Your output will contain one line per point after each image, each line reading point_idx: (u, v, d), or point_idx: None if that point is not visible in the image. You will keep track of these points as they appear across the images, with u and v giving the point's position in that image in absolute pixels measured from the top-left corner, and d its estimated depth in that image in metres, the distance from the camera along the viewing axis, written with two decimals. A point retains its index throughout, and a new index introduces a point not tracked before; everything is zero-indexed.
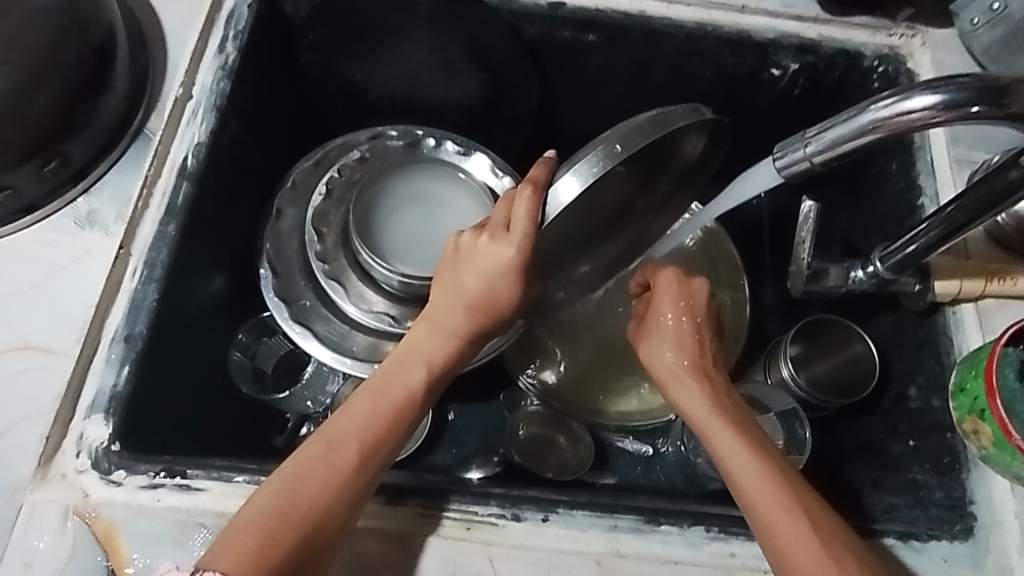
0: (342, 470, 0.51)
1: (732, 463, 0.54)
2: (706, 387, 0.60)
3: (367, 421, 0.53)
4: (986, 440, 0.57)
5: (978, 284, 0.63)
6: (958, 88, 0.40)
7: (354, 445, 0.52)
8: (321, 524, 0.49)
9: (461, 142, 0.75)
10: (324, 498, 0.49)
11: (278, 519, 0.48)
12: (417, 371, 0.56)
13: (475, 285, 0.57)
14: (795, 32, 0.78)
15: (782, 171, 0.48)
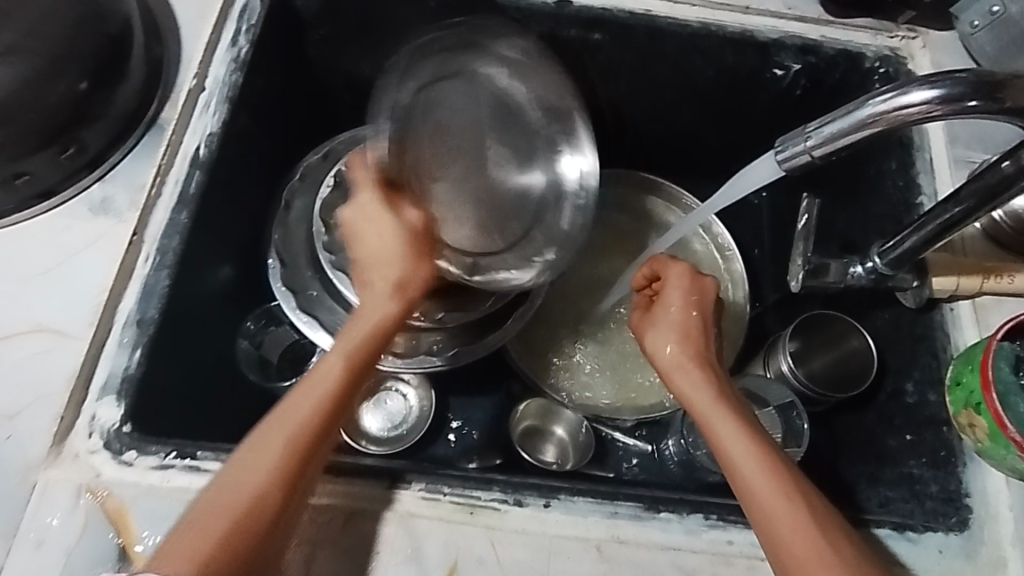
0: (269, 455, 0.49)
1: (731, 452, 0.55)
2: (707, 377, 0.62)
3: (296, 405, 0.52)
4: (981, 433, 0.58)
5: (976, 281, 0.64)
6: (954, 82, 0.42)
7: (280, 429, 0.51)
8: (258, 509, 0.47)
9: None
10: (261, 486, 0.48)
11: (217, 509, 0.47)
12: (337, 350, 0.56)
13: (371, 262, 0.60)
14: (797, 33, 0.79)
15: (783, 165, 0.49)
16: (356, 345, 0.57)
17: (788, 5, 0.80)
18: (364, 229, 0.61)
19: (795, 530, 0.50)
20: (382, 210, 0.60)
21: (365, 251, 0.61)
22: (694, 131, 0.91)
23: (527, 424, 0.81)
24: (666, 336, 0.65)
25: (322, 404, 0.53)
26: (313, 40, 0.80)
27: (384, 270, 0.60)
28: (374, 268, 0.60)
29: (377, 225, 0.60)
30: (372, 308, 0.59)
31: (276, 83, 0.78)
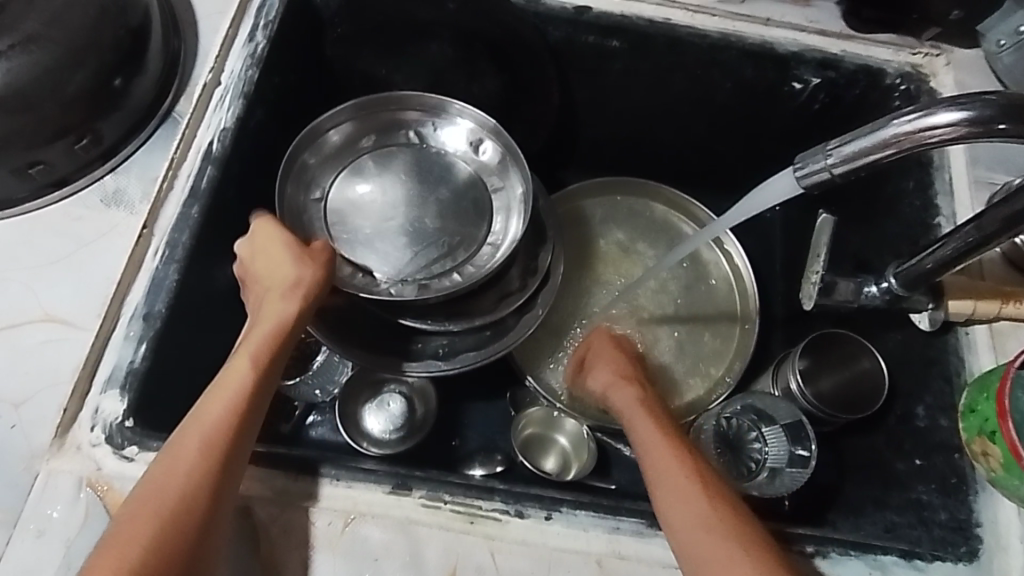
0: (185, 457, 0.49)
1: (662, 476, 0.57)
2: (647, 408, 0.68)
3: (207, 408, 0.52)
4: (995, 463, 0.57)
5: (993, 306, 0.63)
6: (983, 105, 0.40)
7: (194, 434, 0.51)
8: (186, 513, 0.47)
9: (471, 136, 0.77)
10: (177, 487, 0.48)
11: (146, 512, 0.47)
12: (242, 355, 0.56)
13: (270, 278, 0.61)
14: (818, 46, 0.78)
15: (801, 181, 0.49)
16: (259, 347, 0.56)
17: (809, 19, 0.79)
18: (255, 251, 0.63)
19: (712, 543, 0.51)
20: (267, 235, 0.63)
21: (257, 267, 0.63)
22: (707, 142, 0.91)
23: (529, 432, 0.81)
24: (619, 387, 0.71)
25: (238, 406, 0.53)
26: (331, 38, 0.80)
27: (278, 278, 0.61)
28: (266, 282, 0.61)
29: (265, 245, 0.63)
30: (269, 311, 0.59)
31: (293, 80, 0.78)
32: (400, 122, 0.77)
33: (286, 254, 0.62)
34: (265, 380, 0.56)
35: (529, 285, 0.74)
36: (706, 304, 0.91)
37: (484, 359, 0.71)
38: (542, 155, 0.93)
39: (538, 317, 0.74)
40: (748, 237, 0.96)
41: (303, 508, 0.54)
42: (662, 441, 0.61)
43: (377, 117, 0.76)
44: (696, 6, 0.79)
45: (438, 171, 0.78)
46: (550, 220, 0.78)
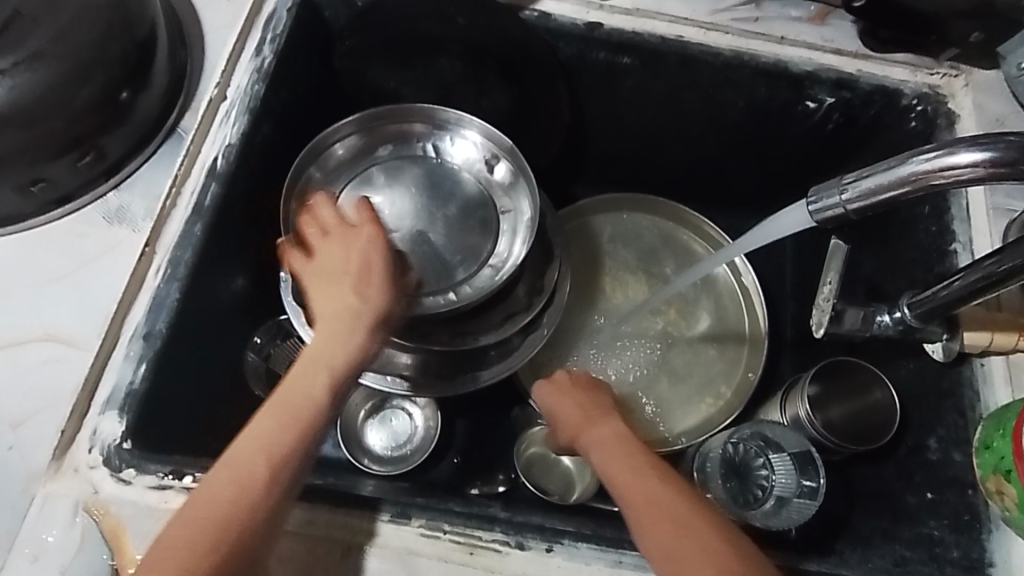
0: (251, 489, 0.49)
1: (644, 517, 0.53)
2: (610, 433, 0.62)
3: (274, 436, 0.51)
4: (1010, 502, 0.56)
5: (1011, 339, 0.61)
6: (1007, 145, 0.39)
7: (261, 460, 0.50)
8: (246, 547, 0.48)
9: (486, 152, 0.74)
10: (233, 518, 0.48)
11: (207, 544, 0.47)
12: (315, 379, 0.54)
13: (341, 287, 0.57)
14: (833, 65, 0.76)
15: (813, 216, 0.47)
16: (335, 376, 0.54)
17: (824, 38, 0.77)
18: (347, 257, 0.58)
19: None
20: (361, 247, 0.58)
21: (347, 277, 0.57)
22: (719, 159, 0.90)
23: (532, 452, 0.79)
24: (559, 399, 0.68)
25: (297, 432, 0.51)
26: (340, 51, 0.79)
27: (354, 290, 0.57)
28: (352, 298, 0.56)
29: (357, 257, 0.58)
30: (349, 337, 0.55)
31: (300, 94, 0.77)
32: (409, 135, 0.74)
33: (383, 281, 0.58)
34: (332, 409, 0.54)
35: (535, 304, 0.73)
36: (715, 326, 0.90)
37: (487, 379, 0.73)
38: (551, 170, 0.92)
39: (542, 336, 0.75)
40: (758, 257, 0.94)
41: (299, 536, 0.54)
42: (622, 460, 0.58)
43: (381, 133, 0.74)
44: (710, 23, 0.77)
45: (448, 188, 0.74)
46: (557, 242, 0.77)
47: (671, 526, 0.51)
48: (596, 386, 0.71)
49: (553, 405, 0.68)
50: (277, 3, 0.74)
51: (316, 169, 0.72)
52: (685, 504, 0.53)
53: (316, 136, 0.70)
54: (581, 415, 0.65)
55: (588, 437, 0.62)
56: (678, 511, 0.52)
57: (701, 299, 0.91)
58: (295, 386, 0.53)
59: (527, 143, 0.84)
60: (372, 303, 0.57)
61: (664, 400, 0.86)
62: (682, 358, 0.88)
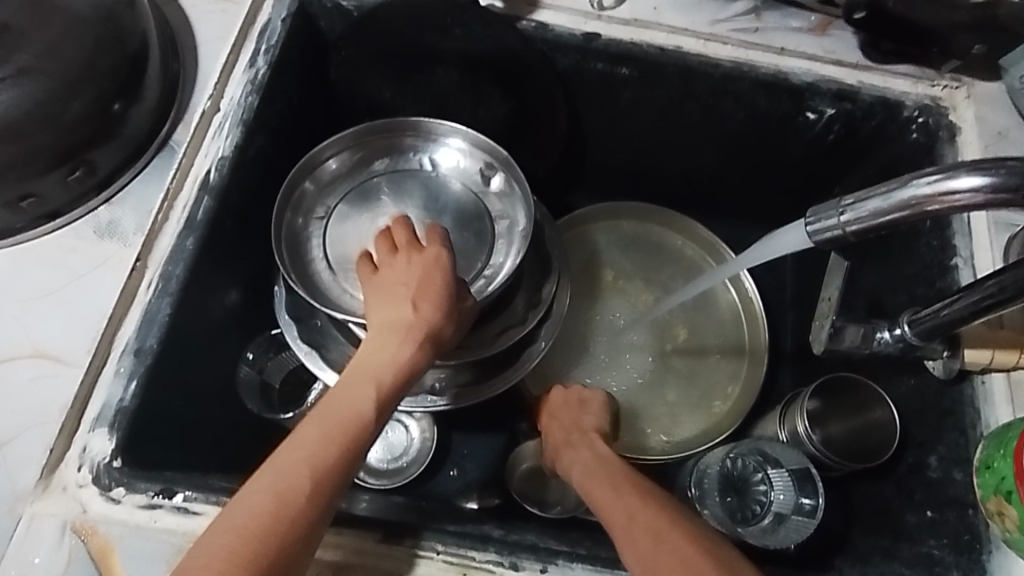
0: (295, 500, 0.45)
1: (613, 525, 0.54)
2: (590, 453, 0.66)
3: (321, 444, 0.47)
4: (1010, 524, 0.55)
5: (1012, 357, 0.61)
6: (1008, 172, 0.38)
7: (305, 470, 0.46)
8: (281, 570, 0.43)
9: (482, 163, 0.73)
10: (271, 529, 0.44)
11: (244, 557, 0.42)
12: (366, 389, 0.51)
13: (400, 303, 0.57)
14: (834, 77, 0.76)
15: (812, 237, 0.47)
16: (384, 389, 0.52)
17: (824, 49, 0.76)
18: (409, 270, 0.58)
19: None
20: (423, 260, 0.58)
21: (409, 287, 0.57)
22: (718, 170, 0.89)
23: (524, 468, 0.79)
24: (553, 419, 0.74)
25: (344, 443, 0.48)
26: (336, 61, 0.78)
27: (414, 305, 0.56)
28: (411, 309, 0.56)
29: (419, 271, 0.58)
30: (403, 348, 0.54)
31: (296, 105, 0.77)
32: (404, 147, 0.73)
33: (442, 294, 0.57)
34: (378, 424, 0.51)
35: (529, 318, 0.71)
36: (714, 339, 0.89)
37: (482, 395, 0.71)
38: (548, 181, 0.92)
39: (540, 350, 0.73)
40: (758, 268, 0.93)
41: None
42: (597, 477, 0.60)
43: (369, 151, 0.73)
44: (708, 33, 0.76)
45: (446, 201, 0.72)
46: (556, 255, 0.75)
47: (642, 534, 0.51)
48: (586, 402, 0.75)
49: (549, 428, 0.74)
50: (272, 14, 0.73)
51: (313, 186, 0.71)
52: (653, 513, 0.53)
53: (313, 153, 0.70)
54: (568, 436, 0.70)
55: (570, 461, 0.66)
56: (647, 521, 0.52)
57: (699, 311, 0.90)
58: (347, 397, 0.51)
59: (525, 154, 0.83)
60: (429, 316, 0.56)
61: (662, 412, 0.85)
62: (680, 371, 0.88)
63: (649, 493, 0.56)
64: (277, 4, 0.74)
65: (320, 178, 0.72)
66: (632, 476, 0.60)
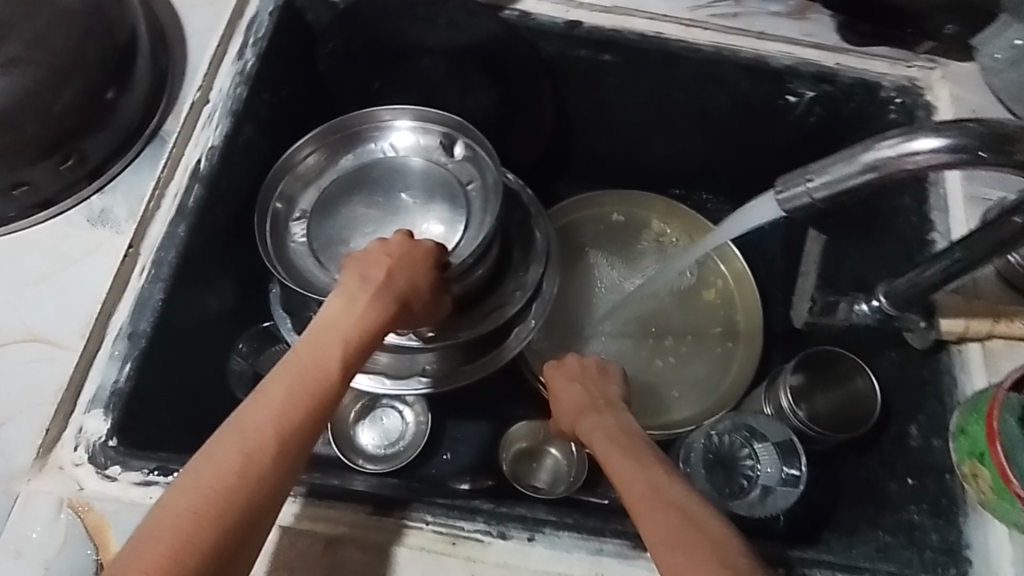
0: (261, 460, 0.44)
1: (637, 499, 0.52)
2: (608, 416, 0.64)
3: (287, 404, 0.46)
4: (985, 485, 0.56)
5: (986, 324, 0.62)
6: (962, 132, 0.39)
7: (272, 430, 0.45)
8: (246, 529, 0.42)
9: (443, 136, 0.73)
10: (234, 487, 0.42)
11: (208, 515, 0.41)
12: (332, 350, 0.50)
13: (376, 277, 0.55)
14: (813, 60, 0.77)
15: (782, 206, 0.47)
16: (349, 351, 0.51)
17: (804, 32, 0.78)
18: (390, 241, 0.58)
19: None
20: (408, 243, 0.59)
21: (387, 256, 0.57)
22: (704, 156, 0.91)
23: (519, 447, 0.82)
24: (564, 382, 0.70)
25: (309, 403, 0.47)
26: (323, 53, 0.80)
27: (390, 281, 0.56)
28: (385, 274, 0.56)
29: (399, 250, 0.58)
30: (372, 307, 0.54)
31: (285, 96, 0.78)
32: (383, 128, 0.74)
33: (418, 274, 0.58)
34: (345, 384, 0.50)
35: (518, 299, 0.72)
36: (708, 313, 0.91)
37: (473, 376, 0.72)
38: (535, 170, 0.93)
39: (530, 329, 0.74)
40: (745, 253, 0.95)
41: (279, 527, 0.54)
42: (617, 446, 0.59)
43: (336, 149, 0.74)
44: (689, 19, 0.78)
45: (417, 177, 0.72)
46: (544, 240, 0.76)
47: (668, 509, 0.49)
48: (602, 369, 0.71)
49: (558, 391, 0.71)
50: (260, 7, 0.75)
51: (300, 173, 0.73)
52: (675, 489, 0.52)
53: (297, 146, 0.72)
54: (585, 398, 0.68)
55: (584, 423, 0.65)
56: (673, 497, 0.51)
57: (692, 291, 0.92)
58: (313, 358, 0.49)
59: (513, 142, 0.86)
60: (400, 287, 0.56)
61: (665, 391, 0.87)
62: (678, 352, 0.89)
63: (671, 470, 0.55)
64: None
65: (310, 167, 0.74)
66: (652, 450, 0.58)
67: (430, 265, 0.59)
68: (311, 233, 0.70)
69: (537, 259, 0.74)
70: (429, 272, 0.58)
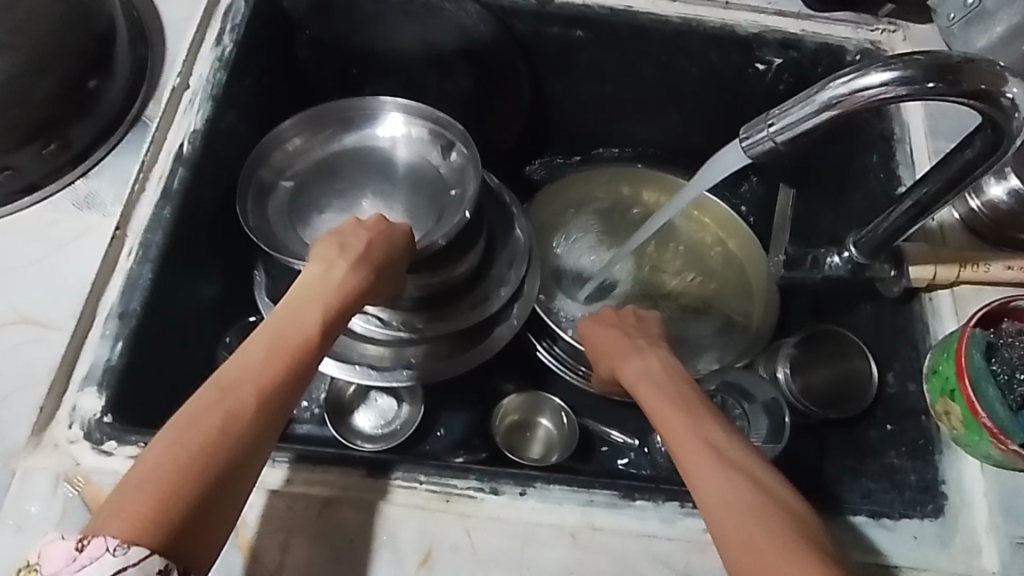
0: (242, 416, 0.44)
1: (690, 453, 0.52)
2: (650, 363, 0.63)
3: (267, 362, 0.47)
4: (956, 421, 0.58)
5: (953, 270, 0.64)
6: (909, 65, 0.43)
7: (252, 389, 0.46)
8: (227, 482, 0.43)
9: (440, 140, 0.76)
10: (215, 440, 0.43)
11: (192, 466, 0.42)
12: (312, 314, 0.52)
13: (352, 249, 0.58)
14: (778, 28, 0.79)
15: (747, 152, 0.50)
16: (328, 317, 0.52)
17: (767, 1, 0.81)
18: (367, 219, 0.61)
19: (762, 539, 0.45)
20: (384, 221, 0.61)
21: (365, 230, 0.60)
22: (680, 132, 0.91)
23: (511, 420, 0.80)
24: (603, 331, 0.70)
25: (292, 363, 0.48)
26: (301, 40, 0.81)
27: (367, 252, 0.58)
28: (363, 243, 0.59)
29: (375, 228, 0.60)
30: (351, 274, 0.56)
31: (265, 82, 0.79)
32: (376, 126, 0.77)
33: (393, 248, 0.60)
34: (325, 347, 0.52)
35: (502, 294, 0.74)
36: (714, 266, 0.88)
37: (460, 368, 0.72)
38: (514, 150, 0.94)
39: (512, 327, 0.75)
40: None
41: (274, 493, 0.55)
42: (659, 395, 0.59)
43: (322, 135, 0.77)
44: None
45: (402, 181, 0.75)
46: (524, 238, 0.77)
47: (723, 468, 0.50)
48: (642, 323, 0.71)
49: (598, 341, 0.70)
50: None
51: (301, 140, 0.76)
52: (740, 452, 0.51)
53: (301, 113, 0.75)
54: (623, 345, 0.67)
55: (625, 372, 0.65)
56: (734, 455, 0.51)
57: (691, 247, 0.89)
58: (293, 322, 0.51)
59: (491, 124, 0.87)
60: (376, 258, 0.58)
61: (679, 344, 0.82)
62: (687, 307, 0.85)
63: (731, 427, 0.54)
64: None
65: (314, 138, 0.76)
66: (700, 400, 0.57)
67: (404, 241, 0.61)
68: (305, 200, 0.74)
69: (523, 258, 0.76)
70: (401, 246, 0.61)
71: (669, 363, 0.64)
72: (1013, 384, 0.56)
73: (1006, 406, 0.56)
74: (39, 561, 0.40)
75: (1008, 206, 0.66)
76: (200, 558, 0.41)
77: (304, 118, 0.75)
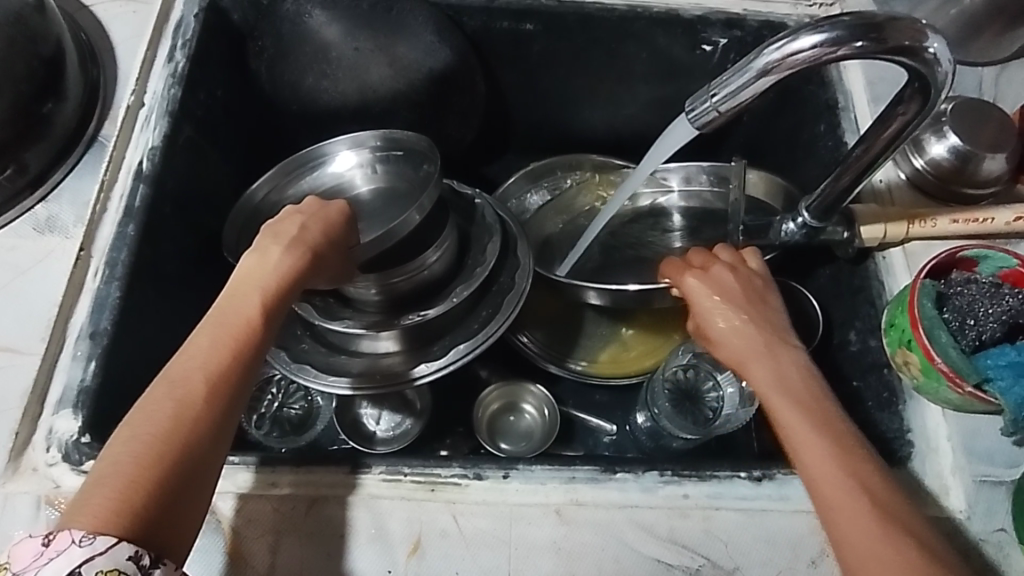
0: (194, 404, 0.45)
1: (836, 494, 0.45)
2: (781, 366, 0.53)
3: (211, 351, 0.48)
4: (915, 370, 0.61)
5: (901, 227, 0.66)
6: (837, 26, 0.45)
7: (200, 376, 0.46)
8: (190, 470, 0.44)
9: (412, 154, 0.76)
10: (168, 432, 0.44)
11: (150, 457, 0.43)
12: (250, 299, 0.51)
13: (285, 234, 0.56)
14: (720, 8, 0.82)
15: (694, 123, 0.52)
16: (266, 300, 0.52)
17: None
18: (303, 204, 0.59)
19: None
20: (320, 207, 0.59)
21: (299, 215, 0.58)
22: (638, 116, 0.93)
23: (494, 410, 0.80)
24: (722, 309, 0.57)
25: (238, 348, 0.48)
26: (254, 51, 0.81)
27: (304, 235, 0.56)
28: (297, 227, 0.57)
29: (311, 213, 0.59)
30: (286, 256, 0.54)
31: (222, 96, 0.80)
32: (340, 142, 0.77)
33: (331, 228, 0.58)
34: (272, 327, 0.52)
35: (478, 274, 0.71)
36: None
37: (451, 360, 0.68)
38: (476, 147, 0.96)
39: (506, 309, 0.70)
40: None
41: (262, 496, 0.56)
42: (795, 410, 0.49)
43: (302, 182, 0.77)
44: None
45: (381, 202, 0.78)
46: (495, 219, 0.76)
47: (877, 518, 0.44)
48: (766, 294, 0.59)
49: (716, 317, 0.58)
50: (184, 11, 0.77)
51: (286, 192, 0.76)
52: (891, 494, 0.45)
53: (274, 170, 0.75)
54: (751, 334, 0.55)
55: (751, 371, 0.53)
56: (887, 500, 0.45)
57: None
58: (235, 310, 0.51)
59: (450, 119, 0.86)
60: (314, 239, 0.57)
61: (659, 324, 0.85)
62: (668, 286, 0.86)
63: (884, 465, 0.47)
64: (187, 2, 0.77)
65: (297, 188, 0.77)
66: (846, 421, 0.49)
67: (335, 219, 0.59)
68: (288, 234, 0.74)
69: (493, 237, 0.74)
70: (336, 225, 0.59)
71: (806, 367, 0.53)
72: (964, 329, 0.59)
73: (959, 349, 0.59)
74: (10, 560, 0.41)
75: (948, 162, 0.68)
76: (172, 547, 0.42)
77: (272, 175, 0.75)
